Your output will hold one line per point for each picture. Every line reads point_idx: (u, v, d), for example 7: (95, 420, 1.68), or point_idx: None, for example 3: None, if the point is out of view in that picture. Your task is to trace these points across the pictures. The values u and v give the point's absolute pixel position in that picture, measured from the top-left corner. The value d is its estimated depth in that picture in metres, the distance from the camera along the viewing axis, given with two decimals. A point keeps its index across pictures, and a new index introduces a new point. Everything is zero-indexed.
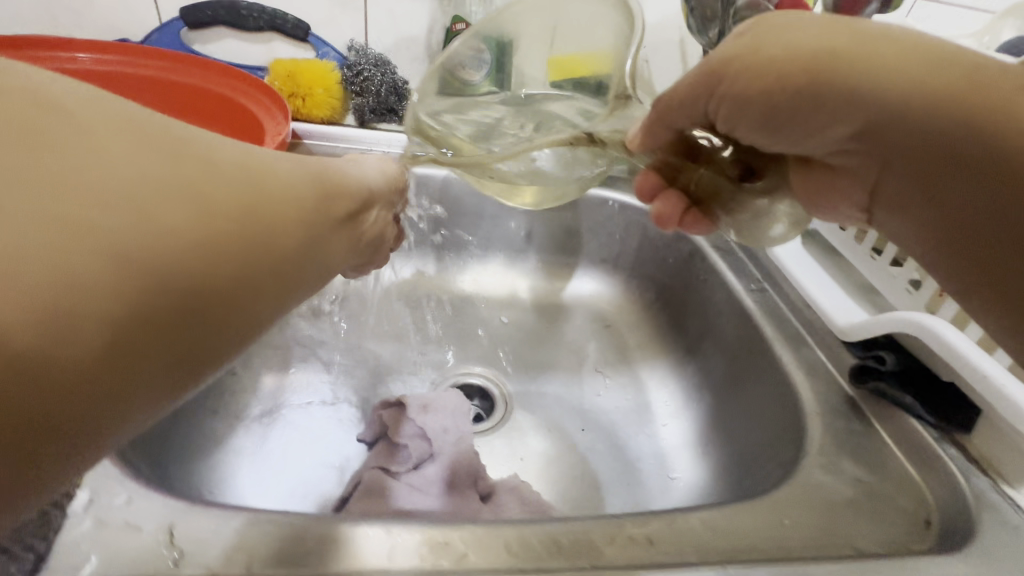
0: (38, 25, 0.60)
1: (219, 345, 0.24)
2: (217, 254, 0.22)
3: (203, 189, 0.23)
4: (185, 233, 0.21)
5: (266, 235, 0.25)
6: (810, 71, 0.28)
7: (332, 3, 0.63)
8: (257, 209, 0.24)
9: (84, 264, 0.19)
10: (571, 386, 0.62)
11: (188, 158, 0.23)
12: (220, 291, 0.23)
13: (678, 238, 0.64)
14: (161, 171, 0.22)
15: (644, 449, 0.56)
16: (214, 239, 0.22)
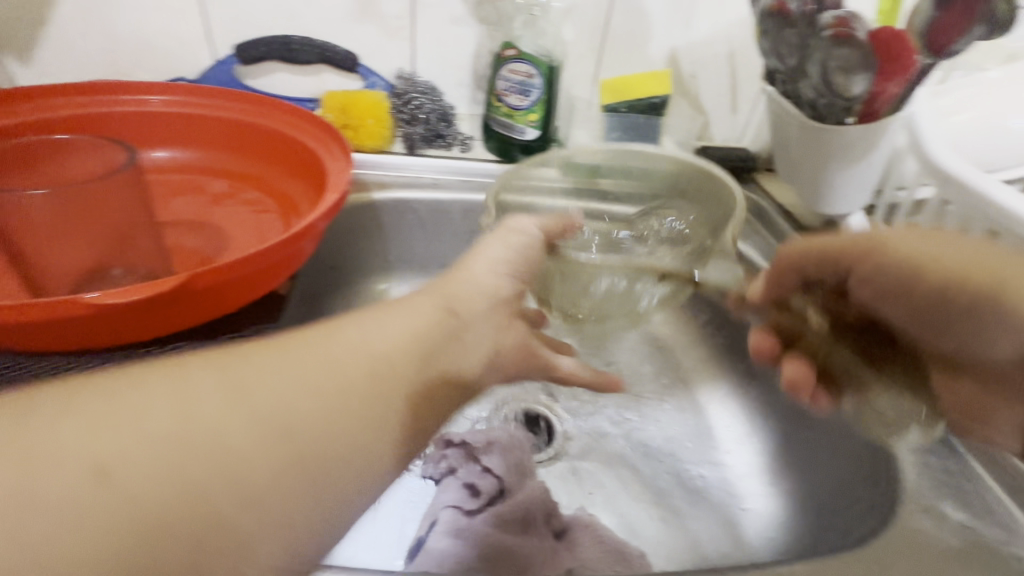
0: (98, 67, 0.62)
1: (326, 505, 0.25)
2: (312, 425, 0.26)
3: (322, 375, 0.27)
4: (290, 417, 0.25)
5: (360, 404, 0.27)
6: (954, 280, 0.33)
7: (380, 33, 0.63)
8: (361, 376, 0.28)
9: (225, 440, 0.23)
10: (629, 411, 0.61)
11: (316, 350, 0.28)
12: (321, 463, 0.25)
13: (735, 258, 0.62)
14: (286, 393, 0.26)
15: (711, 478, 0.55)
16: (308, 439, 0.25)
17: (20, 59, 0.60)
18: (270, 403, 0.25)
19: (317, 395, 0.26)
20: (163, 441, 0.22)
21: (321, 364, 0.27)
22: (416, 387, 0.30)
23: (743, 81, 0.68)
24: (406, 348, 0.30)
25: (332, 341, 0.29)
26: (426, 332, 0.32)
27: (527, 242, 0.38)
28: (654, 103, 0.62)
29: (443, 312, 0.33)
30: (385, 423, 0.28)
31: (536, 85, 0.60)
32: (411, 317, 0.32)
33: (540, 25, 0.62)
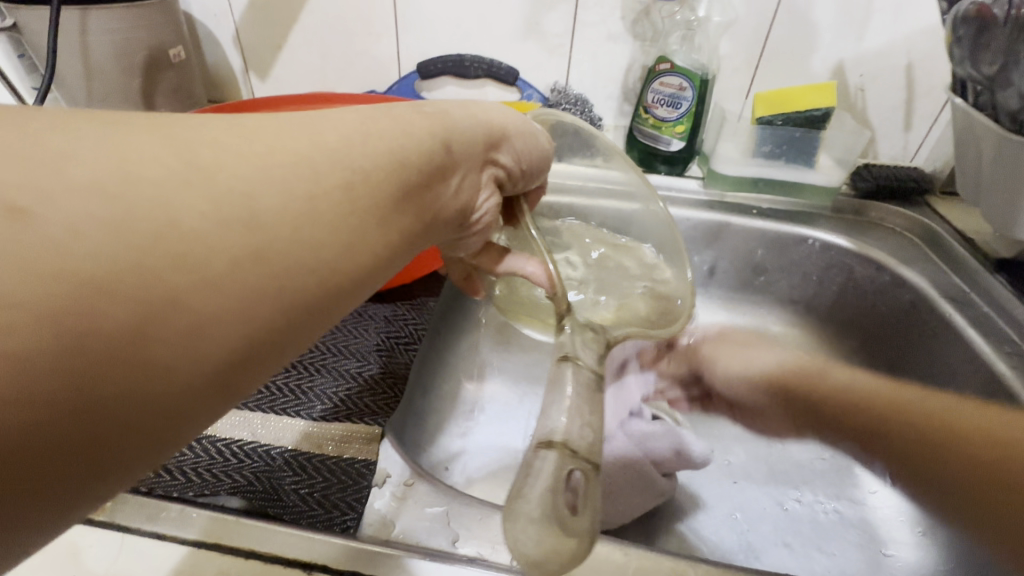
0: (314, 82, 0.76)
1: (279, 313, 0.19)
2: (276, 214, 0.19)
3: (282, 155, 0.21)
4: (243, 196, 0.19)
5: (333, 199, 0.21)
6: (870, 425, 0.34)
7: (541, 50, 0.69)
8: (333, 168, 0.21)
9: (177, 208, 0.17)
10: (758, 433, 0.58)
11: (275, 128, 0.21)
12: (289, 260, 0.20)
13: (897, 285, 0.57)
14: (233, 161, 0.19)
15: (849, 514, 0.51)
16: (274, 230, 0.19)
17: (262, 75, 0.76)
18: (221, 180, 0.19)
19: (285, 171, 0.20)
20: (100, 178, 0.17)
21: (280, 143, 0.21)
22: (393, 206, 0.24)
23: (920, 96, 0.63)
24: (382, 153, 0.24)
25: (299, 127, 0.22)
26: (404, 146, 0.25)
27: (517, 136, 0.33)
28: (814, 117, 0.59)
29: (434, 135, 0.27)
30: (362, 235, 0.22)
31: (687, 98, 0.61)
32: (388, 125, 0.25)
33: (697, 40, 0.62)
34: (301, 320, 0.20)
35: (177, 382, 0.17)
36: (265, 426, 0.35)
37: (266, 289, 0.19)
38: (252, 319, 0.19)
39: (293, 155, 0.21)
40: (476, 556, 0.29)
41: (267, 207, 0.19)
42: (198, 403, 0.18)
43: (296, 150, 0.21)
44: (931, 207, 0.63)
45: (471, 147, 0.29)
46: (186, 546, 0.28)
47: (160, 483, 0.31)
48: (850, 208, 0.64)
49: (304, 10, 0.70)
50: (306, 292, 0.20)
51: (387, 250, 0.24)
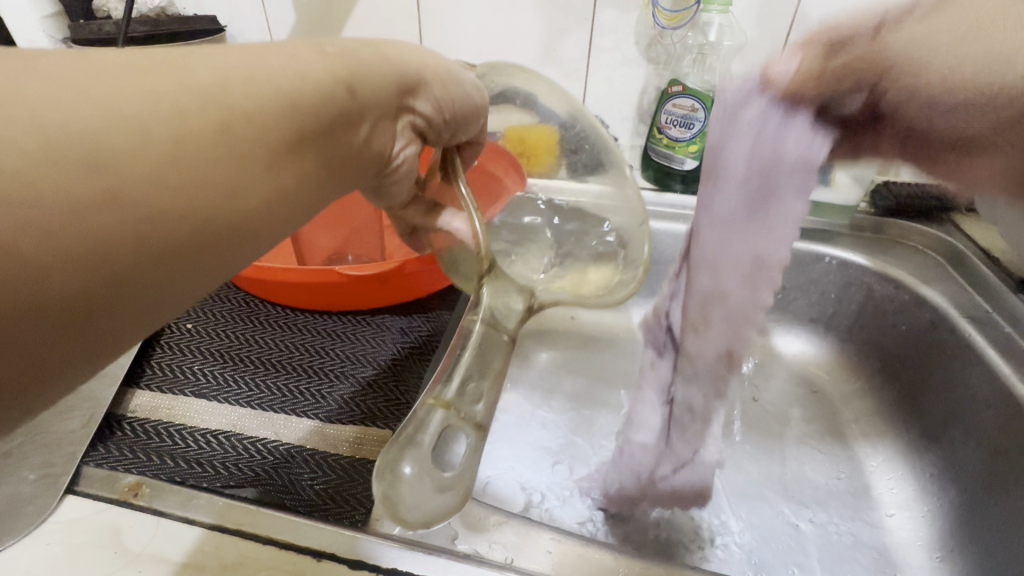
0: None
1: (151, 259, 0.21)
2: (128, 155, 0.20)
3: (145, 93, 0.20)
4: (93, 140, 0.19)
5: (202, 141, 0.21)
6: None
7: (559, 74, 0.72)
8: (198, 107, 0.21)
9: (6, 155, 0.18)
10: (771, 452, 0.57)
11: (142, 65, 0.21)
12: (151, 207, 0.20)
13: (917, 303, 0.56)
14: (76, 101, 0.19)
15: (863, 537, 0.50)
16: (125, 172, 0.19)
17: None
18: (73, 128, 0.19)
19: (141, 114, 0.20)
20: None
21: (145, 77, 0.21)
22: (287, 148, 0.24)
23: None
24: (267, 93, 0.23)
25: (168, 62, 0.22)
26: (301, 80, 0.24)
27: (437, 81, 0.31)
28: None
29: (334, 75, 0.26)
30: (243, 170, 0.23)
31: (700, 119, 0.62)
32: (279, 60, 0.24)
33: (709, 62, 0.63)
34: (173, 263, 0.22)
35: (33, 317, 0.19)
36: (286, 427, 0.38)
37: (123, 234, 0.20)
38: (109, 265, 0.20)
39: (152, 93, 0.21)
40: (471, 553, 0.31)
41: (121, 150, 0.19)
42: (58, 332, 0.20)
43: (161, 87, 0.21)
44: (956, 225, 0.62)
45: (382, 94, 0.29)
46: (213, 531, 0.31)
47: (192, 474, 0.34)
48: (870, 225, 0.64)
49: None
50: (173, 236, 0.21)
51: (280, 190, 0.25)
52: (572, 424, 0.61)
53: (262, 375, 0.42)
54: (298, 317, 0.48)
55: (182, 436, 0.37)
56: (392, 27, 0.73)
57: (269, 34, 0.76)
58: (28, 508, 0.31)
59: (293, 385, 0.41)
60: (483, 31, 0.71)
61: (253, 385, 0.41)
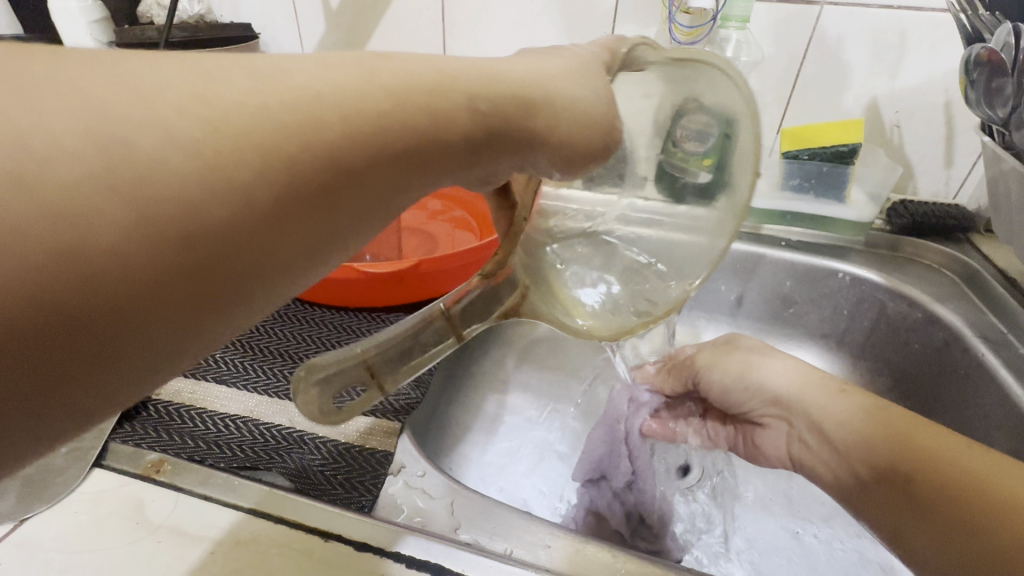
0: None
1: (285, 262, 0.21)
2: (296, 158, 0.20)
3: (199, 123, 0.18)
4: (237, 136, 0.18)
5: (360, 163, 0.21)
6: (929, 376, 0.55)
7: None
8: (256, 139, 0.19)
9: (188, 138, 0.18)
10: (778, 467, 0.57)
11: (315, 70, 0.21)
12: (270, 217, 0.19)
13: (930, 322, 0.56)
14: (259, 97, 0.19)
15: (870, 556, 0.50)
16: (296, 177, 0.20)
17: None
18: (180, 147, 0.17)
19: (188, 156, 0.18)
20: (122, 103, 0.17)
21: (204, 107, 0.18)
22: (422, 176, 0.24)
23: (960, 132, 0.62)
24: (364, 138, 0.21)
25: (345, 71, 0.22)
26: (428, 123, 0.23)
27: (558, 128, 0.26)
28: (841, 152, 0.60)
29: (468, 129, 0.24)
30: (380, 196, 0.23)
31: None
32: (419, 91, 0.23)
33: None
34: (224, 300, 0.20)
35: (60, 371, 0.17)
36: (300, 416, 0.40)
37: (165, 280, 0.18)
38: (256, 263, 0.20)
39: (206, 122, 0.18)
40: (472, 542, 0.32)
41: (169, 192, 0.17)
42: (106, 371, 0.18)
43: (221, 119, 0.18)
44: (973, 245, 0.62)
45: (504, 149, 0.26)
46: (228, 508, 0.32)
47: (209, 454, 0.36)
48: (884, 242, 0.64)
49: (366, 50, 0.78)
50: (287, 243, 0.20)
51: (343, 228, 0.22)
52: (578, 429, 0.62)
53: (279, 365, 0.44)
54: (315, 312, 0.50)
55: (202, 419, 0.38)
56: (416, 37, 0.75)
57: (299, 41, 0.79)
58: (57, 480, 0.33)
59: None
60: (505, 43, 0.73)
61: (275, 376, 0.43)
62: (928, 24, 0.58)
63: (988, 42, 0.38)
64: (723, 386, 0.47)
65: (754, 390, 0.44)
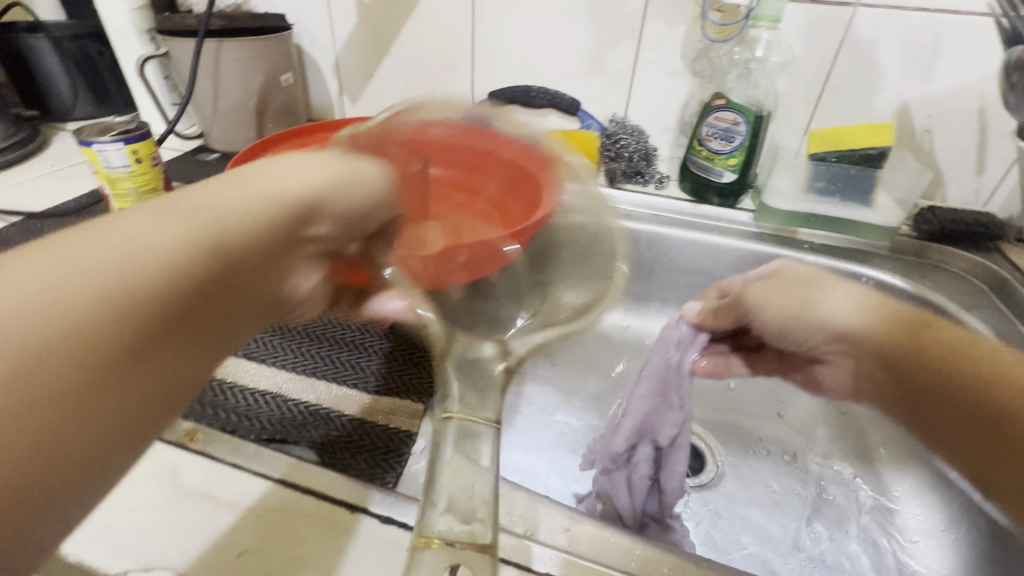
0: (394, 104, 0.85)
1: (163, 398, 0.24)
2: (148, 308, 0.23)
3: (127, 273, 0.22)
4: (104, 296, 0.22)
5: (184, 290, 0.24)
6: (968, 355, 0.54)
7: (604, 84, 0.73)
8: (114, 302, 0.22)
9: (76, 309, 0.21)
10: (794, 470, 0.57)
11: (159, 212, 0.25)
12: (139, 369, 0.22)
13: None
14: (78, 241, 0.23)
15: (885, 562, 0.49)
16: (147, 324, 0.23)
17: (352, 98, 0.86)
18: (77, 329, 0.21)
19: (99, 310, 0.21)
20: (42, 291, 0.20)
21: (129, 270, 0.22)
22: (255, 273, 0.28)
23: (994, 139, 0.61)
24: (223, 249, 0.26)
25: (196, 206, 0.26)
26: (254, 229, 0.28)
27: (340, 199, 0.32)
28: (869, 155, 0.60)
29: (282, 218, 0.29)
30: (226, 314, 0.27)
31: (741, 132, 0.63)
32: (246, 196, 0.28)
33: (754, 77, 0.65)
34: (158, 410, 0.24)
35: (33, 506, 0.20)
36: (326, 394, 0.41)
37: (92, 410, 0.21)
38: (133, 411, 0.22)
39: (112, 274, 0.22)
40: (492, 522, 0.32)
41: (96, 339, 0.21)
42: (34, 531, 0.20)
43: (144, 270, 0.23)
44: (1002, 255, 0.61)
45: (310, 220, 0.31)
46: (257, 477, 0.33)
47: (240, 427, 0.37)
48: (910, 249, 0.63)
49: (397, 43, 0.80)
50: (160, 390, 0.23)
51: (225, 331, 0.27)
52: (593, 424, 0.62)
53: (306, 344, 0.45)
54: None
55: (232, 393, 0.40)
56: (446, 31, 0.76)
57: (331, 33, 0.81)
58: None
59: (336, 355, 0.44)
60: (533, 39, 0.73)
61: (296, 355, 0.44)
62: (964, 29, 0.57)
63: None
64: (782, 325, 0.43)
65: (816, 329, 0.41)
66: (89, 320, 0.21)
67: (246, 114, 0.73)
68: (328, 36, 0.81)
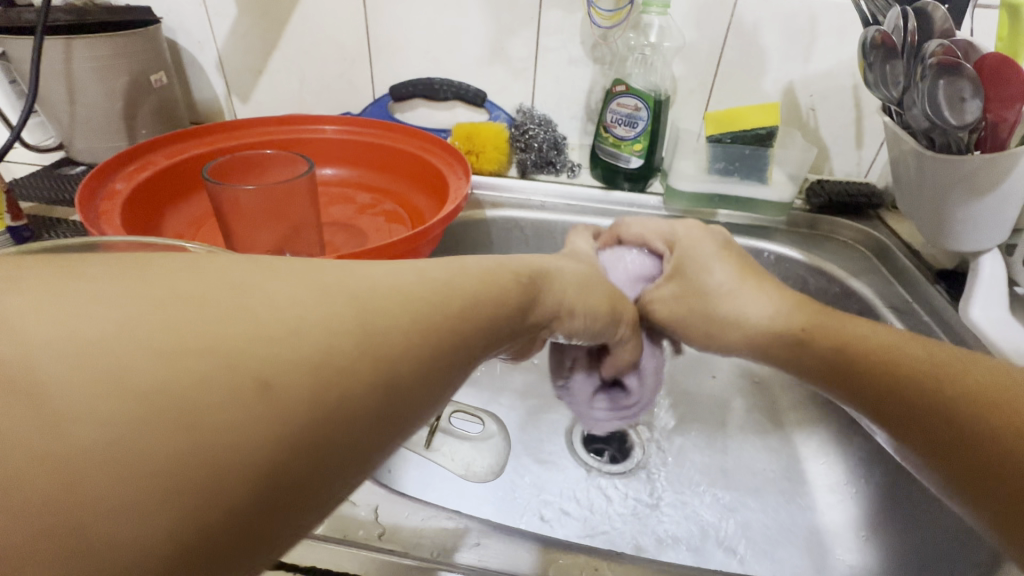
0: (290, 103, 0.79)
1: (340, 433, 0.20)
2: (133, 424, 0.16)
3: (292, 354, 0.19)
4: (126, 385, 0.16)
5: (184, 366, 0.17)
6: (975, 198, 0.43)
7: (507, 73, 0.72)
8: (115, 420, 0.15)
9: (121, 471, 0.15)
10: (713, 442, 0.59)
11: (73, 315, 0.17)
12: (276, 421, 0.18)
13: (845, 295, 0.59)
14: (97, 366, 0.16)
15: (799, 521, 0.52)
16: (181, 405, 0.16)
17: (242, 97, 0.79)
18: (125, 457, 0.15)
19: (225, 354, 0.18)
20: (130, 399, 0.16)
21: (199, 358, 0.17)
22: None
23: (868, 115, 0.66)
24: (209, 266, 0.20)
25: (71, 313, 0.17)
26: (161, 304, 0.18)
27: None
28: (760, 135, 0.62)
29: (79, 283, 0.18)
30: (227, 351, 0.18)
31: (643, 118, 0.64)
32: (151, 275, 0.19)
33: (652, 62, 0.66)
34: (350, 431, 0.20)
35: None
36: None
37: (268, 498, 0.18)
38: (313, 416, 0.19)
39: (232, 326, 0.18)
40: (396, 549, 0.31)
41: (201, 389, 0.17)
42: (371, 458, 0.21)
43: (295, 347, 0.19)
44: (883, 222, 0.65)
45: None
46: None
47: None
48: (804, 221, 0.67)
49: (285, 36, 0.74)
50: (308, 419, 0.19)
51: (432, 408, 0.24)
52: (521, 420, 0.61)
53: None
54: None
55: None
56: (336, 22, 0.72)
57: (209, 27, 0.74)
58: None
59: None
60: (431, 28, 0.70)
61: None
62: (834, 11, 0.61)
63: (881, 25, 0.40)
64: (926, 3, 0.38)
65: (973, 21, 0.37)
66: (204, 386, 0.17)
67: (113, 119, 0.66)
68: (206, 30, 0.74)
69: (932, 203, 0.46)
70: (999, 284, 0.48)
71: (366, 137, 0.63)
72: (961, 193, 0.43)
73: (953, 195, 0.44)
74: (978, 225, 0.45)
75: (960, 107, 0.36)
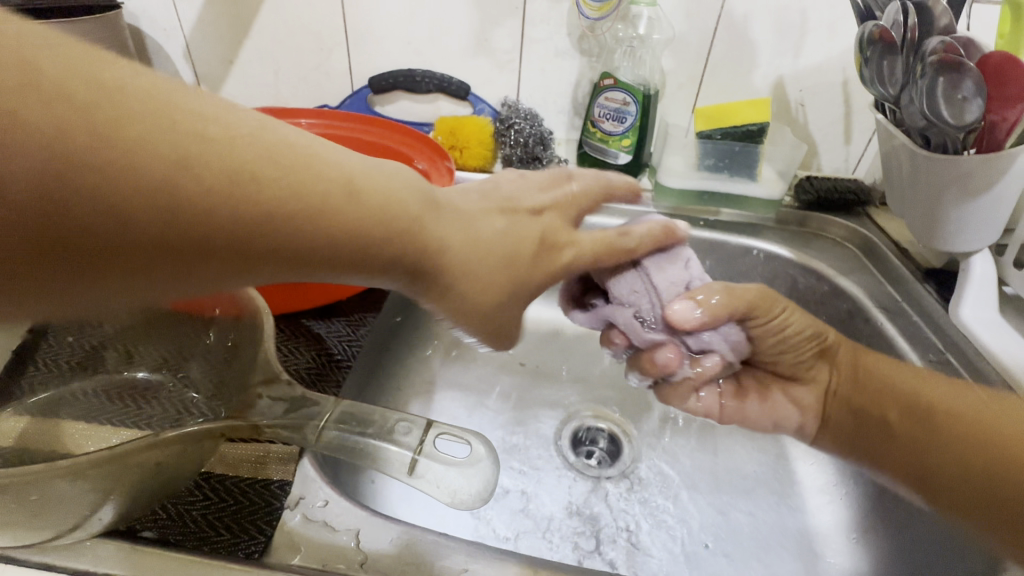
0: (264, 95, 0.76)
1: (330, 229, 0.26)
2: (162, 170, 0.21)
3: (241, 182, 0.23)
4: (163, 147, 0.21)
5: (219, 148, 0.23)
6: (972, 199, 0.42)
7: (492, 65, 0.69)
8: (157, 160, 0.21)
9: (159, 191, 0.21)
10: (704, 443, 0.58)
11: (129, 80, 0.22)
12: (288, 204, 0.24)
13: (835, 294, 0.59)
14: (140, 121, 0.21)
15: (790, 522, 0.52)
16: (214, 165, 0.23)
17: (213, 89, 0.76)
18: (156, 184, 0.21)
19: (245, 150, 0.24)
20: (165, 150, 0.22)
21: (220, 140, 0.23)
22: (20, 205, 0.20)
23: (857, 110, 0.65)
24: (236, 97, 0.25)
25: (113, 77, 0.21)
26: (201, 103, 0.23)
27: None
28: (750, 131, 0.62)
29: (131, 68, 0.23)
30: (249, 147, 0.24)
31: (631, 113, 0.62)
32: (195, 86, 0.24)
33: (640, 55, 0.65)
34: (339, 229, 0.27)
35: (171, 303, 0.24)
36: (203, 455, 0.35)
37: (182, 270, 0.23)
38: (311, 204, 0.25)
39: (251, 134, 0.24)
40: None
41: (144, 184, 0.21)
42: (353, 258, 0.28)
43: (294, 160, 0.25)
44: (872, 219, 0.65)
45: None
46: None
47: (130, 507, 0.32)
48: (793, 219, 0.66)
49: (256, 24, 0.70)
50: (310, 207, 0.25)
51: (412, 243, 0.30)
52: (510, 423, 0.60)
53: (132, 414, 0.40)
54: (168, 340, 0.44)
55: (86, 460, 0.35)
56: (311, 10, 0.68)
57: (175, 13, 0.69)
58: None
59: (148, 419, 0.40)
60: (412, 18, 0.67)
61: (122, 398, 0.41)
62: (825, 4, 0.59)
63: (878, 20, 0.39)
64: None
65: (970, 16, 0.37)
66: (227, 157, 0.23)
67: None
68: (173, 18, 0.70)
69: (925, 204, 0.45)
70: (990, 284, 0.48)
71: (345, 131, 0.60)
72: (956, 194, 0.43)
73: (947, 195, 0.43)
74: (974, 226, 0.44)
75: (959, 105, 0.35)
